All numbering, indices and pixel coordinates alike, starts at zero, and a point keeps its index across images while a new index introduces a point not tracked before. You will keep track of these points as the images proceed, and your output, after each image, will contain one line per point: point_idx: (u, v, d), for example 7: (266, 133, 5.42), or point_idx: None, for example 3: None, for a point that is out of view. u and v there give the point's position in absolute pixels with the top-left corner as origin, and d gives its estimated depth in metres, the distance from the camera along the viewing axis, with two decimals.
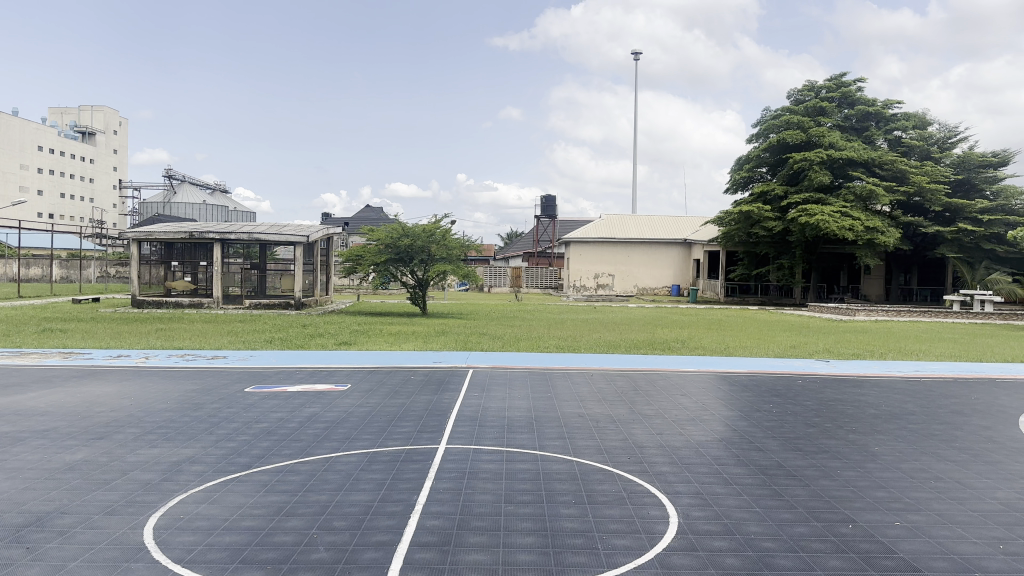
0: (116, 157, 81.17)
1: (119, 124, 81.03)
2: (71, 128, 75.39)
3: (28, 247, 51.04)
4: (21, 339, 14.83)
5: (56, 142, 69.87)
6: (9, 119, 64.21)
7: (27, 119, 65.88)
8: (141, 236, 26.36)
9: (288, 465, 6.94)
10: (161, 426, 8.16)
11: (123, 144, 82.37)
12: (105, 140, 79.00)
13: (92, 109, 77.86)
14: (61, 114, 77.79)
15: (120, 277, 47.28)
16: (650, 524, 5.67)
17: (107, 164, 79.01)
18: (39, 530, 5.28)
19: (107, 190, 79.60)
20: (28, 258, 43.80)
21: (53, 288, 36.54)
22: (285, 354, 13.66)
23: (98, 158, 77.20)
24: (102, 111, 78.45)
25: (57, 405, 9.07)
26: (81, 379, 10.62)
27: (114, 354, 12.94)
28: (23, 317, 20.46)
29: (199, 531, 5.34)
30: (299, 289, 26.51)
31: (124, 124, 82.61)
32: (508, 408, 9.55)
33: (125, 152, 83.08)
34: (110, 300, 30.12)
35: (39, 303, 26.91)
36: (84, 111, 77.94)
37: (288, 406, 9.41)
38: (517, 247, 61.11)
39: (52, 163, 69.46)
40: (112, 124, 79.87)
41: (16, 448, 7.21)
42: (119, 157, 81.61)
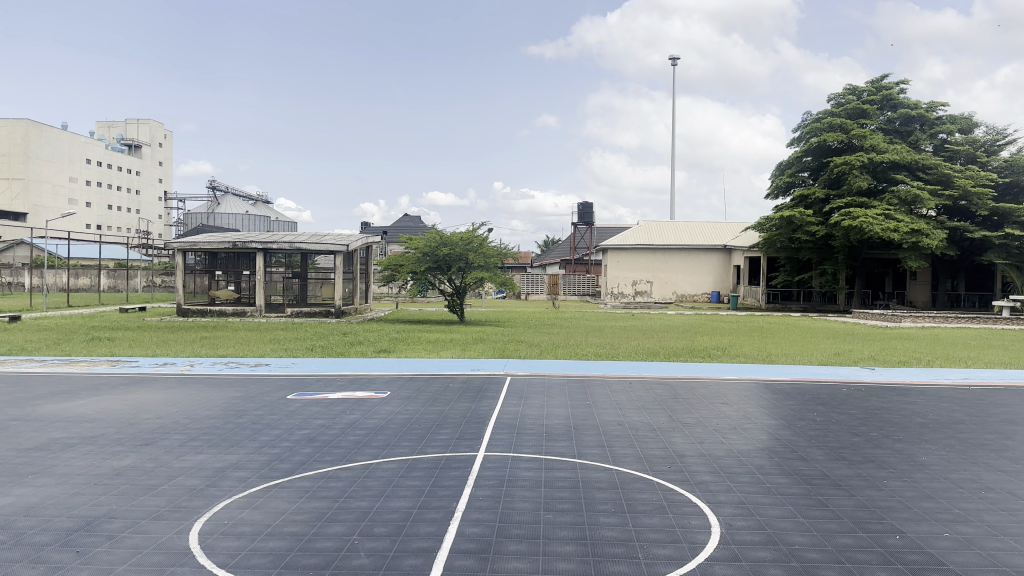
0: (162, 169, 83.33)
1: (164, 136, 83.09)
2: (119, 141, 77.49)
3: (78, 258, 52.55)
4: (71, 348, 15.21)
5: (103, 155, 71.96)
6: (59, 133, 66.21)
7: (77, 133, 67.96)
8: (186, 246, 26.91)
9: (329, 472, 7.01)
10: (206, 432, 8.33)
11: (168, 157, 84.50)
12: (151, 153, 81.10)
13: (139, 122, 80.03)
14: (108, 128, 80.17)
15: (166, 286, 48.30)
16: (692, 534, 5.60)
17: (153, 177, 81.01)
18: (89, 534, 5.42)
19: (153, 202, 81.80)
20: (77, 269, 45.18)
21: (102, 298, 37.59)
22: (325, 361, 13.82)
23: (144, 171, 79.29)
24: (148, 124, 80.51)
25: (104, 411, 9.30)
26: (128, 387, 10.88)
27: (160, 362, 13.22)
28: (72, 326, 20.99)
29: (244, 536, 5.42)
30: (339, 297, 26.81)
31: (169, 137, 84.69)
32: (546, 416, 9.52)
33: (170, 164, 85.13)
34: (155, 308, 30.73)
35: (88, 312, 27.64)
36: (130, 125, 80.05)
37: (329, 412, 9.51)
38: (554, 254, 60.93)
39: (100, 175, 71.56)
40: (158, 136, 82.00)
41: (66, 454, 7.40)
42: (165, 169, 83.72)
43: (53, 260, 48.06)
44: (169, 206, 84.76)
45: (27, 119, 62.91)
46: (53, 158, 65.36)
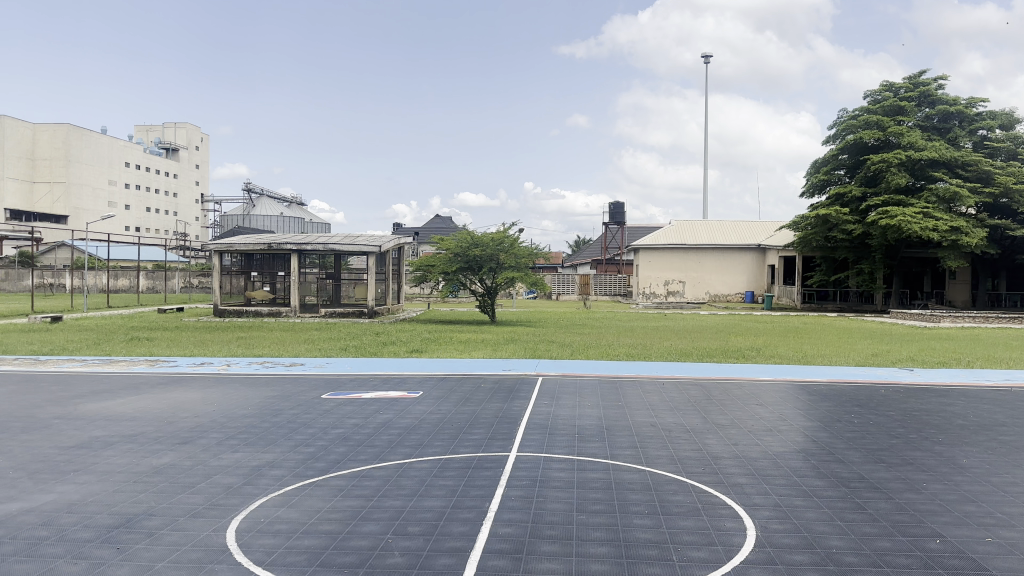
0: (199, 172, 84.81)
1: (201, 140, 84.53)
2: (157, 144, 79.00)
3: (118, 261, 53.74)
4: (111, 348, 15.54)
5: (142, 158, 73.48)
6: (99, 137, 67.64)
7: (116, 137, 69.42)
8: (222, 247, 27.37)
9: (363, 471, 7.07)
10: (243, 431, 8.45)
11: (204, 160, 85.98)
12: (188, 156, 82.57)
13: (176, 126, 81.46)
14: (147, 131, 81.75)
15: (203, 287, 49.17)
16: (726, 537, 5.54)
17: (190, 179, 82.54)
18: (129, 531, 5.53)
19: (190, 204, 83.31)
20: (117, 270, 46.17)
21: (142, 298, 38.40)
22: (358, 361, 13.95)
23: (181, 174, 80.77)
24: (185, 128, 81.88)
25: (143, 410, 9.49)
26: (167, 386, 11.10)
27: (197, 362, 13.45)
28: (112, 327, 21.44)
29: (279, 534, 5.49)
30: (371, 298, 27.05)
31: (206, 140, 86.13)
32: (578, 417, 9.50)
33: (206, 167, 86.57)
34: (193, 309, 31.28)
35: (128, 312, 28.26)
36: (167, 129, 81.43)
37: (362, 412, 9.59)
38: (586, 254, 60.78)
39: (139, 179, 73.06)
40: (195, 140, 83.40)
41: (107, 451, 7.56)
42: (202, 172, 85.25)
43: (94, 262, 49.17)
44: (205, 209, 86.21)
45: (68, 123, 64.42)
46: (93, 161, 66.86)
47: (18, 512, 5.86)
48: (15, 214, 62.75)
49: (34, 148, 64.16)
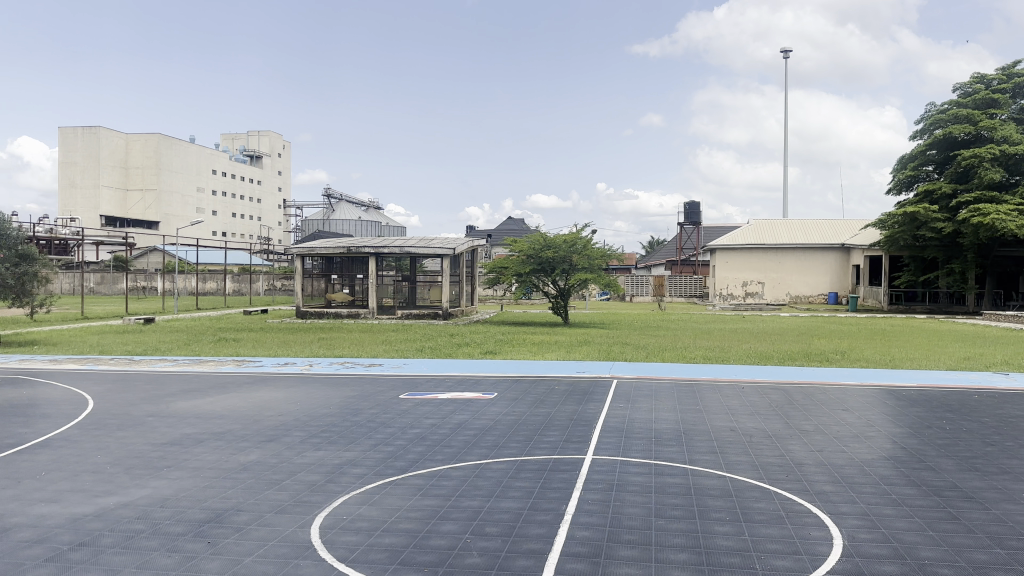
0: (282, 178, 87.86)
1: (283, 147, 87.49)
2: (242, 152, 82.20)
3: (206, 264, 56.16)
4: (200, 348, 16.25)
5: (228, 166, 76.60)
6: (188, 146, 70.75)
7: (204, 146, 72.55)
8: (304, 251, 28.31)
9: (440, 471, 7.16)
10: (324, 430, 8.68)
11: (287, 166, 88.96)
12: (271, 163, 85.60)
13: (259, 134, 84.56)
14: (232, 140, 85.15)
15: (285, 289, 50.87)
16: (811, 545, 5.37)
17: (273, 185, 85.57)
18: (219, 526, 5.76)
19: (274, 210, 86.36)
20: (206, 273, 48.21)
21: (229, 300, 40.01)
22: (435, 362, 14.15)
23: (265, 180, 83.88)
24: (269, 136, 84.88)
25: (231, 409, 9.86)
26: (252, 385, 11.51)
27: (281, 362, 13.92)
28: (202, 328, 22.39)
29: (361, 532, 5.61)
30: (445, 300, 27.43)
31: (289, 147, 89.07)
32: (655, 420, 9.37)
33: (288, 173, 89.45)
34: (277, 311, 32.39)
35: (216, 314, 29.49)
36: (252, 137, 84.61)
37: (438, 412, 9.72)
38: (661, 255, 60.02)
39: (225, 185, 76.16)
40: (277, 147, 86.34)
41: (198, 448, 7.89)
42: (285, 178, 88.25)
43: (185, 265, 51.44)
44: (287, 214, 89.06)
45: (159, 133, 67.61)
46: (182, 169, 70.00)
47: (116, 505, 6.17)
48: (111, 220, 66.27)
49: (128, 157, 67.60)
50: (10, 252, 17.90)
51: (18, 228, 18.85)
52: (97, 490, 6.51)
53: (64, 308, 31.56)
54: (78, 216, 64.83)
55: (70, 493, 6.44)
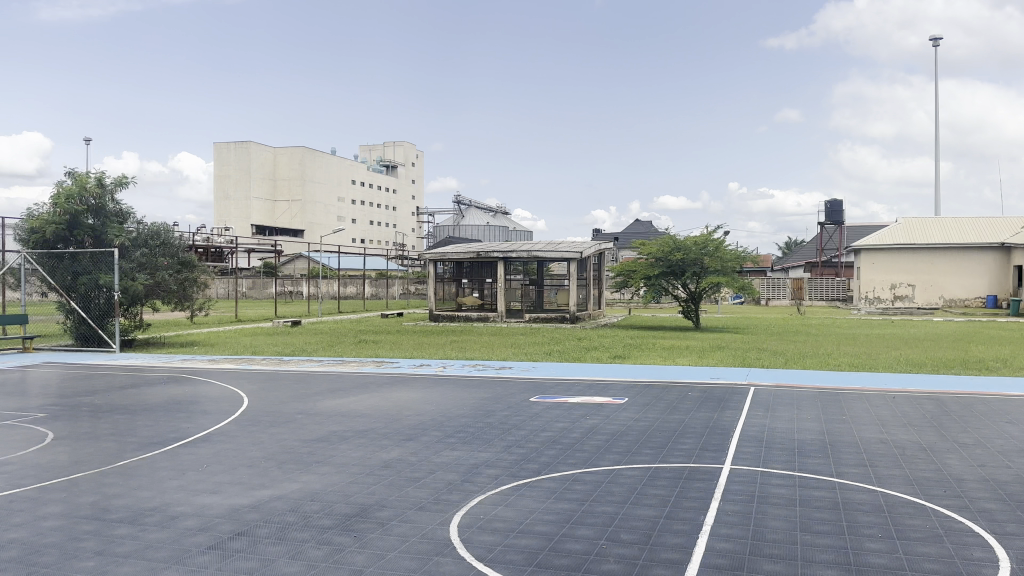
0: (415, 187, 91.22)
1: (417, 156, 90.80)
2: (378, 163, 86.04)
3: (346, 270, 59.17)
4: (342, 349, 17.09)
5: (366, 176, 80.41)
6: (330, 158, 74.76)
7: (344, 158, 76.50)
8: (437, 256, 29.24)
9: (574, 475, 7.12)
10: (459, 430, 8.86)
11: (420, 175, 92.27)
12: (406, 172, 89.05)
13: (394, 145, 88.19)
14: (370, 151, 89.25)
15: (419, 294, 52.68)
16: (978, 568, 4.91)
17: (408, 194, 89.00)
18: (364, 520, 5.99)
19: (408, 217, 89.76)
20: (346, 278, 50.71)
21: (367, 304, 41.89)
22: (564, 366, 14.16)
23: (400, 189, 87.41)
24: (403, 146, 88.31)
25: (372, 407, 10.27)
26: (391, 385, 11.95)
27: (416, 364, 14.38)
28: (344, 330, 23.58)
29: (498, 532, 5.67)
30: (573, 303, 27.47)
31: (422, 157, 92.32)
32: (796, 429, 8.93)
33: (421, 182, 92.58)
34: (412, 314, 33.59)
35: (357, 317, 30.98)
36: (388, 147, 88.36)
37: (570, 416, 9.70)
38: (798, 256, 57.41)
39: (363, 195, 79.96)
40: (411, 156, 89.68)
41: (342, 445, 8.26)
42: (418, 186, 91.59)
43: (328, 270, 54.21)
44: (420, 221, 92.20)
45: (304, 146, 71.83)
46: (324, 180, 73.91)
47: (270, 497, 6.56)
48: (261, 229, 70.58)
49: (275, 170, 72.09)
50: (173, 260, 19.42)
51: (180, 237, 20.52)
52: (254, 483, 6.95)
53: (222, 312, 34.14)
54: (233, 225, 69.31)
55: (229, 484, 6.91)
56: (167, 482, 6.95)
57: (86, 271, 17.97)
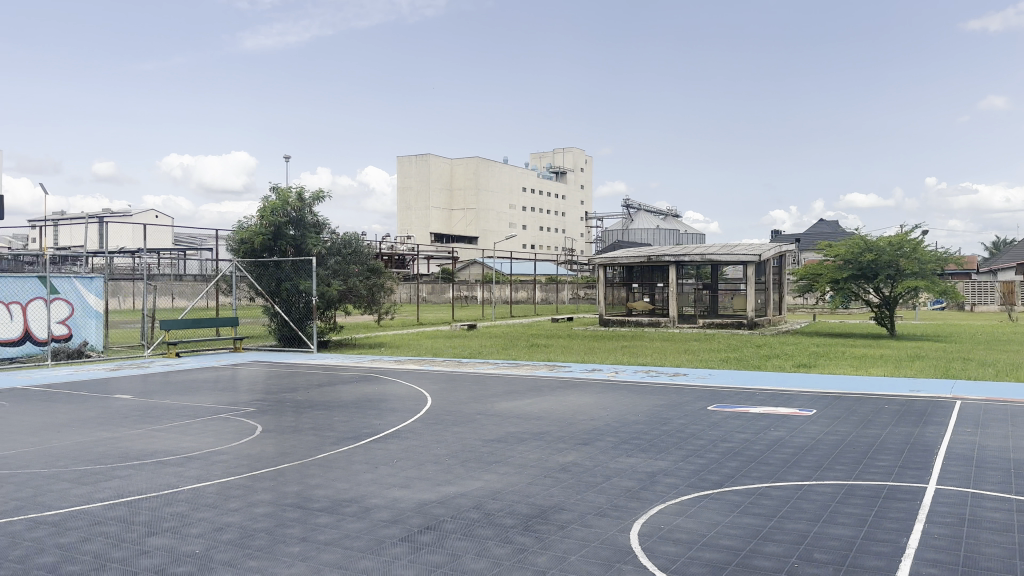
0: (584, 192, 91.87)
1: (586, 162, 91.42)
2: (548, 169, 87.58)
3: (518, 274, 60.69)
4: (516, 353, 17.52)
5: (535, 183, 82.13)
6: (502, 167, 77.01)
7: (516, 166, 78.58)
8: (607, 260, 29.08)
9: (759, 488, 6.83)
10: (635, 437, 8.78)
11: (590, 180, 92.82)
12: (575, 178, 89.94)
13: (564, 152, 89.41)
14: (541, 158, 91.02)
15: (588, 299, 52.90)
16: None
17: (577, 199, 89.83)
18: (545, 522, 6.08)
19: (577, 222, 90.51)
20: (518, 283, 51.95)
21: (537, 309, 42.63)
22: (743, 374, 13.61)
23: (570, 195, 88.44)
24: (571, 152, 89.30)
25: (547, 411, 10.43)
26: (565, 389, 12.08)
27: (589, 369, 14.44)
28: (517, 334, 24.16)
29: (680, 543, 5.55)
30: (751, 308, 26.33)
31: (591, 162, 92.84)
32: (1014, 449, 8.00)
33: (591, 186, 92.88)
34: (583, 319, 33.79)
35: (530, 322, 31.65)
36: (558, 154, 89.71)
37: (751, 426, 9.31)
38: (1009, 257, 51.54)
39: (533, 202, 81.69)
40: (581, 162, 90.45)
41: (521, 447, 8.45)
42: (587, 192, 92.24)
43: (501, 276, 55.77)
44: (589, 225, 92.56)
45: (478, 157, 74.51)
46: (497, 188, 76.27)
47: (454, 494, 6.84)
48: (438, 237, 74.01)
49: (452, 180, 75.42)
50: (363, 267, 20.88)
51: (367, 246, 21.98)
52: (440, 479, 7.27)
53: (405, 315, 36.21)
54: (413, 233, 73.23)
55: (417, 480, 7.28)
56: (361, 475, 7.45)
57: (287, 277, 19.67)
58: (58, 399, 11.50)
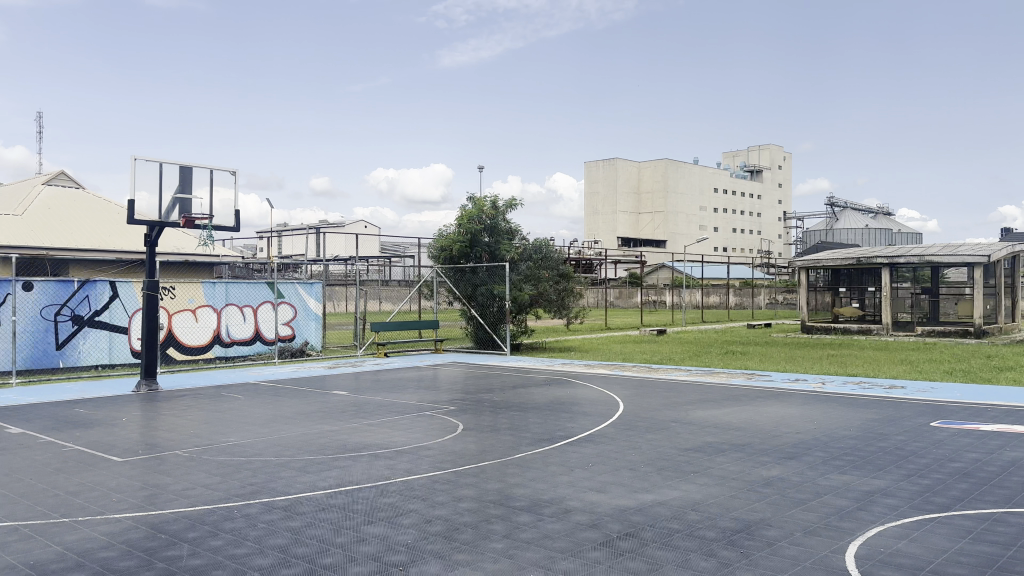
0: (781, 191, 87.34)
1: (785, 159, 86.81)
2: (742, 169, 84.29)
3: (710, 278, 58.94)
4: (709, 360, 16.99)
5: (727, 183, 79.37)
6: (692, 168, 75.21)
7: (706, 166, 76.41)
8: (809, 264, 27.41)
9: (997, 514, 6.08)
10: (846, 453, 8.17)
11: (788, 178, 88.06)
12: (772, 176, 85.69)
13: (760, 149, 85.53)
14: (734, 157, 87.79)
15: (786, 303, 50.22)
16: None
17: (772, 199, 85.66)
18: (749, 537, 5.82)
19: (772, 223, 86.26)
20: (710, 287, 50.46)
21: (731, 314, 41.14)
22: (972, 388, 12.21)
23: (765, 195, 84.53)
24: (769, 149, 85.15)
25: (746, 421, 9.99)
26: (765, 399, 11.51)
27: (791, 378, 13.65)
28: (710, 340, 23.44)
29: (904, 569, 5.07)
30: (980, 315, 23.60)
31: (788, 159, 88.07)
32: None
33: (789, 184, 87.95)
34: (781, 325, 32.11)
35: (724, 327, 30.60)
36: (753, 152, 85.99)
37: (985, 446, 8.33)
38: None
39: (724, 203, 79.01)
40: (778, 160, 86.08)
41: (720, 458, 8.16)
42: (785, 191, 87.61)
43: (693, 281, 54.41)
44: (785, 226, 87.82)
45: (668, 159, 73.25)
46: (686, 190, 74.56)
47: (652, 502, 6.74)
48: (626, 241, 73.78)
49: (640, 183, 74.82)
50: (553, 271, 21.46)
51: (558, 251, 22.34)
52: (637, 486, 7.20)
53: (595, 320, 36.41)
54: (602, 238, 73.55)
55: (614, 485, 7.26)
56: (558, 477, 7.55)
57: (482, 282, 20.47)
58: (285, 394, 12.78)
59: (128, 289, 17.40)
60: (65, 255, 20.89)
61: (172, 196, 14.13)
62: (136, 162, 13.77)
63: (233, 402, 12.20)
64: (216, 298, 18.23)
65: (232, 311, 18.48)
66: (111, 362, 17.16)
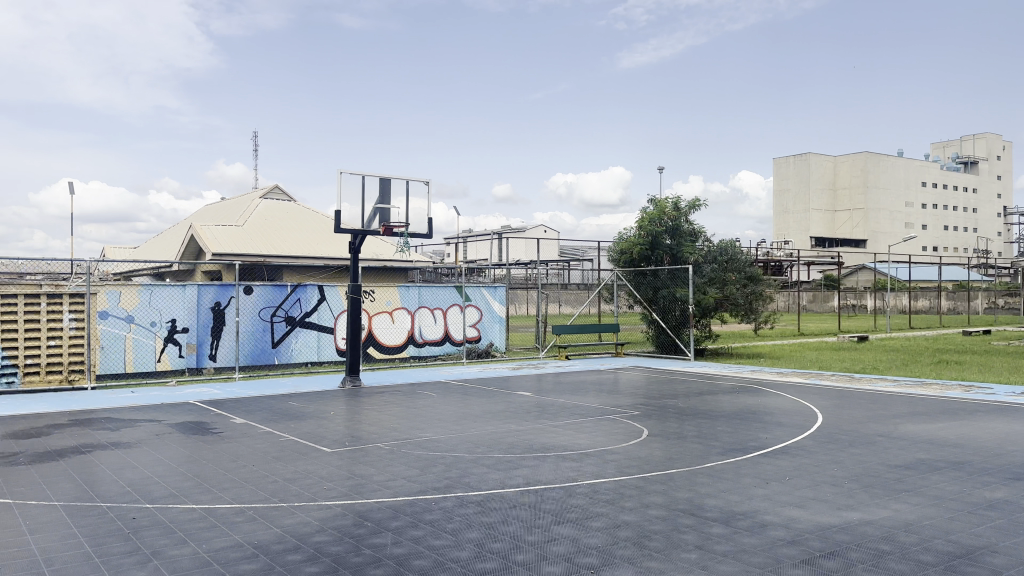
0: (1001, 184, 78.28)
1: (1005, 147, 77.70)
2: (953, 160, 76.53)
3: (916, 280, 54.05)
4: (918, 369, 15.54)
5: (935, 176, 72.45)
6: (893, 161, 69.40)
7: (911, 159, 70.15)
8: None
9: None
10: None
11: (1009, 169, 78.76)
12: (990, 167, 77.04)
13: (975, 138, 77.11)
14: (943, 147, 79.90)
15: (1009, 308, 44.94)
16: None
17: (990, 192, 77.01)
18: (975, 565, 5.24)
19: (990, 219, 77.52)
20: (917, 291, 46.29)
21: (942, 319, 37.46)
22: None
23: (981, 188, 76.17)
24: (988, 138, 76.46)
25: (965, 437, 9.02)
26: (987, 414, 10.34)
27: (1019, 392, 12.15)
28: (918, 348, 21.49)
29: None
30: None
31: (1009, 148, 78.78)
32: None
33: (1011, 175, 78.57)
34: (1004, 333, 28.76)
35: (934, 334, 27.92)
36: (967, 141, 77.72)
37: None
38: None
39: (931, 198, 72.17)
40: (997, 149, 77.24)
41: (936, 476, 7.42)
42: (1005, 183, 78.44)
43: (896, 284, 50.21)
44: (1005, 222, 78.63)
45: (866, 152, 68.03)
46: (887, 185, 68.94)
47: (859, 520, 6.26)
48: (818, 241, 69.51)
49: (836, 179, 70.07)
50: (741, 274, 20.78)
51: (745, 252, 21.49)
52: (840, 503, 6.73)
53: (784, 325, 34.63)
54: (791, 238, 69.80)
55: (814, 500, 6.83)
56: (752, 489, 7.23)
57: (664, 285, 20.14)
58: (474, 393, 13.29)
59: (335, 292, 18.95)
60: (280, 262, 23.13)
61: (373, 206, 15.19)
62: (342, 176, 14.94)
63: (426, 399, 12.88)
64: (410, 301, 19.37)
65: (425, 313, 19.54)
66: (318, 359, 18.75)
